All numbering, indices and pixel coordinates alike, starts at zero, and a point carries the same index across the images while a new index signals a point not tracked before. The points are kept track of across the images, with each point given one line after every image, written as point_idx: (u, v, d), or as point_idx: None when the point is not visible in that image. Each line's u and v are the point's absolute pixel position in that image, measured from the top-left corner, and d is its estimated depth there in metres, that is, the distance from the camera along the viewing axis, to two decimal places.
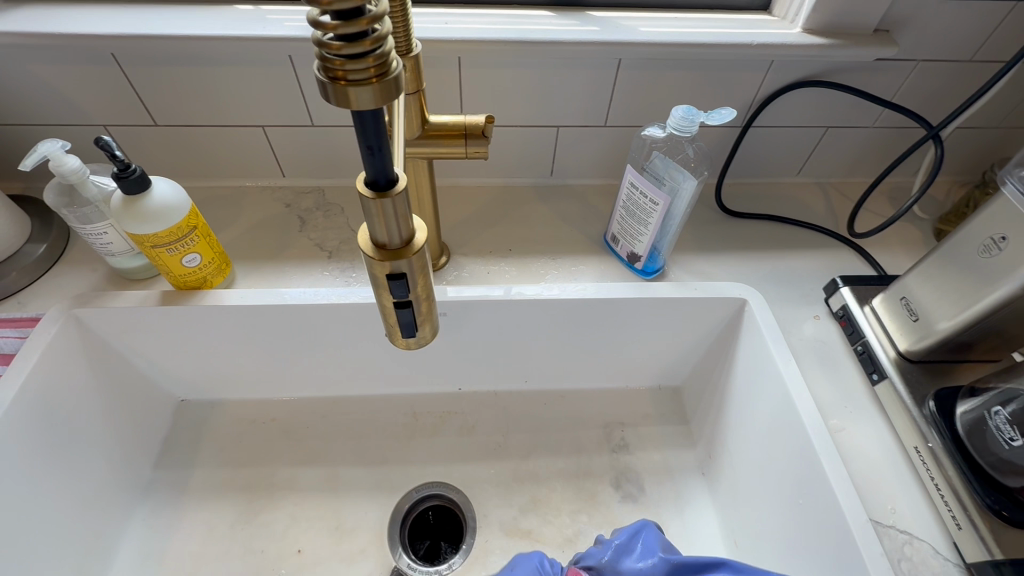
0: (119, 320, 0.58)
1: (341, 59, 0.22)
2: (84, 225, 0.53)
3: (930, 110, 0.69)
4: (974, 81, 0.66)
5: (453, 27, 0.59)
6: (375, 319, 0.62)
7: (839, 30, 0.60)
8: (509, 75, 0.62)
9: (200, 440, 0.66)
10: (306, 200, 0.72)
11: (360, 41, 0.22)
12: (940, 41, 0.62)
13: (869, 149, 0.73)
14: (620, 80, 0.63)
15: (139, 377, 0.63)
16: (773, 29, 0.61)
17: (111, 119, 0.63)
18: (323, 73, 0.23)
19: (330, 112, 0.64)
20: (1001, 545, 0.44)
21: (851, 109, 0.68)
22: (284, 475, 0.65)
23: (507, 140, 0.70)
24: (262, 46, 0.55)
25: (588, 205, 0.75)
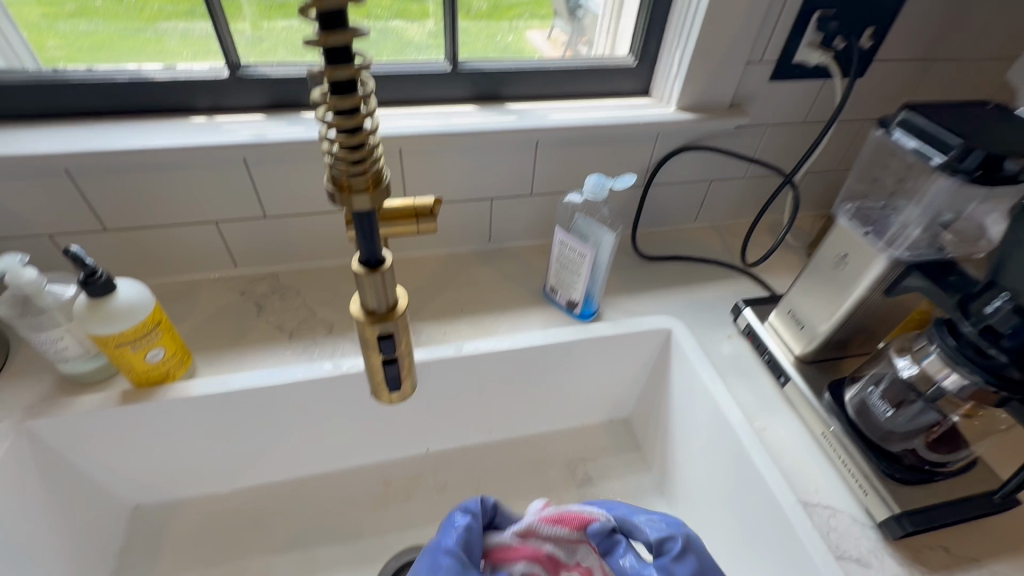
0: (73, 424, 0.57)
1: (347, 174, 0.31)
2: (39, 332, 0.54)
3: (785, 161, 0.87)
4: (810, 137, 0.84)
5: (393, 124, 0.68)
6: (342, 389, 0.65)
7: (705, 107, 0.76)
8: (445, 159, 0.71)
9: (161, 545, 0.63)
10: (260, 286, 0.75)
11: (361, 162, 0.31)
12: (779, 110, 0.80)
13: (747, 195, 0.89)
14: (540, 157, 0.74)
15: (92, 486, 0.61)
16: (655, 110, 0.76)
17: (59, 228, 0.64)
18: (333, 185, 0.32)
19: (282, 203, 0.70)
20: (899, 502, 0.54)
21: (725, 166, 0.84)
22: (256, 567, 0.63)
23: (448, 214, 0.78)
24: (220, 152, 0.61)
25: (526, 264, 0.83)
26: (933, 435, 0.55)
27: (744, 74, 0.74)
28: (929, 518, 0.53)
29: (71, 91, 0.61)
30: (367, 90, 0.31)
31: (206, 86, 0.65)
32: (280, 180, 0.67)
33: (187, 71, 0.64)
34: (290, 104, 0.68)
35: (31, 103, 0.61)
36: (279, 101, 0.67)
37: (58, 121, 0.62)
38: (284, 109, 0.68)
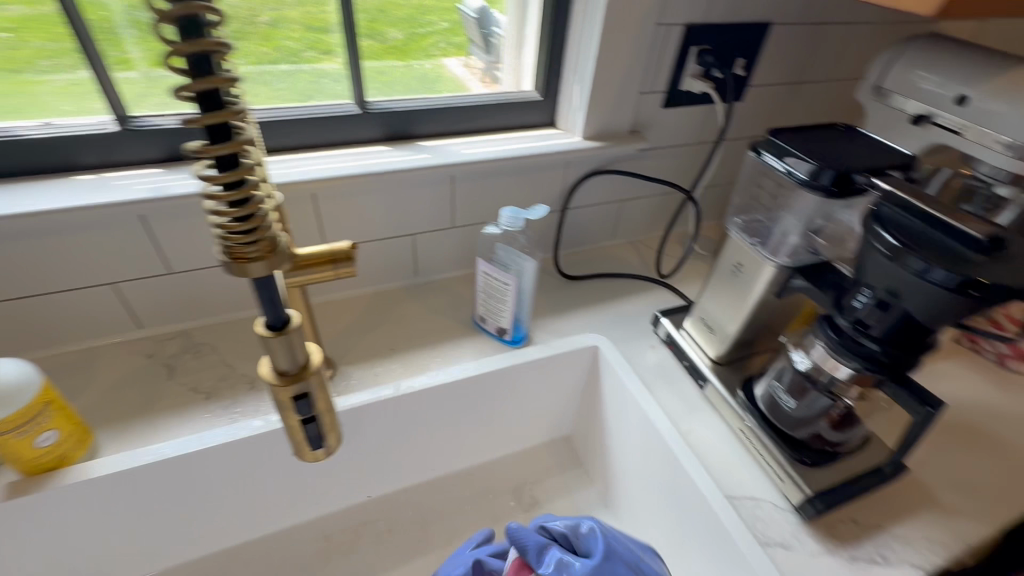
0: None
1: (240, 243, 0.34)
2: None
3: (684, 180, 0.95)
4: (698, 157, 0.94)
5: (300, 169, 0.67)
6: (269, 444, 0.63)
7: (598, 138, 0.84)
8: (359, 202, 0.72)
9: None
10: (176, 346, 0.73)
11: (252, 229, 0.34)
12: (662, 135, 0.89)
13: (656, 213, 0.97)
14: (455, 191, 0.76)
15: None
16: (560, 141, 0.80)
17: None
18: (226, 255, 0.35)
19: (190, 257, 0.68)
20: None
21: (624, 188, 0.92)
22: None
23: (371, 254, 0.78)
24: (111, 212, 0.59)
25: (457, 296, 0.85)
26: (833, 417, 0.66)
27: (617, 99, 0.83)
28: None
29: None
30: (253, 163, 0.34)
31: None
32: (188, 238, 0.67)
33: (75, 133, 0.63)
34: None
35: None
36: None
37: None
38: (183, 162, 0.67)
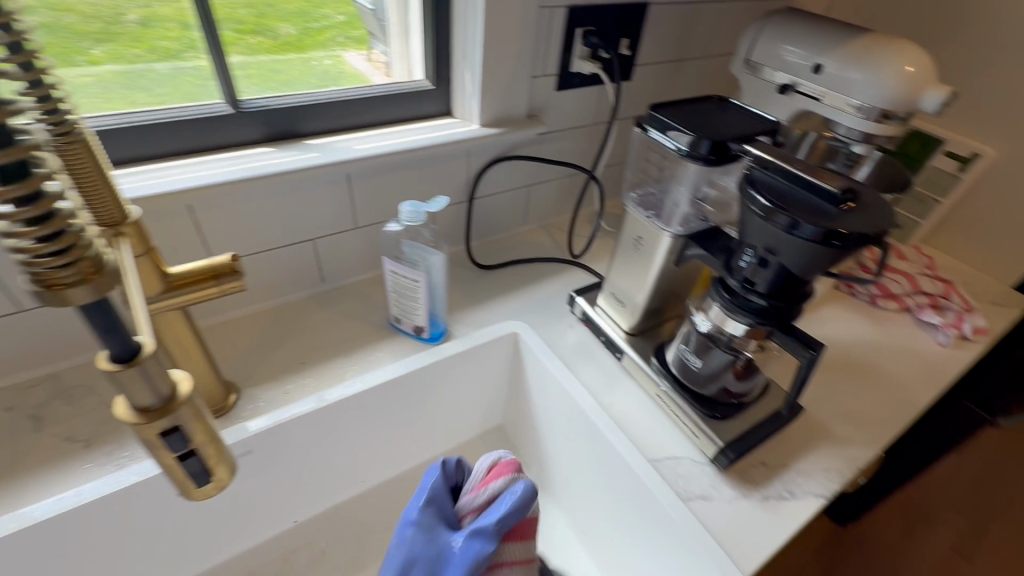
0: (246, 446, 0.59)
1: None
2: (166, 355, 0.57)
3: None
4: None
5: (452, 130, 0.75)
6: (465, 366, 0.72)
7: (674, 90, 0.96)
8: (500, 155, 0.82)
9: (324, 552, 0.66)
10: (337, 298, 0.78)
11: None
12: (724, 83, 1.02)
13: None
14: (564, 142, 0.87)
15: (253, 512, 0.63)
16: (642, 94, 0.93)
17: None
18: None
19: (366, 213, 0.75)
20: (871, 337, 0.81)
21: None
22: None
23: (493, 203, 0.88)
24: (311, 173, 0.64)
25: (559, 237, 0.96)
26: (884, 290, 0.89)
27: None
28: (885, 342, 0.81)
29: (153, 135, 0.61)
30: None
31: (285, 114, 0.67)
32: (358, 195, 0.72)
33: (260, 103, 0.66)
34: (360, 122, 0.72)
35: (112, 153, 0.59)
36: (351, 120, 0.72)
37: (140, 165, 0.61)
38: (354, 126, 0.72)
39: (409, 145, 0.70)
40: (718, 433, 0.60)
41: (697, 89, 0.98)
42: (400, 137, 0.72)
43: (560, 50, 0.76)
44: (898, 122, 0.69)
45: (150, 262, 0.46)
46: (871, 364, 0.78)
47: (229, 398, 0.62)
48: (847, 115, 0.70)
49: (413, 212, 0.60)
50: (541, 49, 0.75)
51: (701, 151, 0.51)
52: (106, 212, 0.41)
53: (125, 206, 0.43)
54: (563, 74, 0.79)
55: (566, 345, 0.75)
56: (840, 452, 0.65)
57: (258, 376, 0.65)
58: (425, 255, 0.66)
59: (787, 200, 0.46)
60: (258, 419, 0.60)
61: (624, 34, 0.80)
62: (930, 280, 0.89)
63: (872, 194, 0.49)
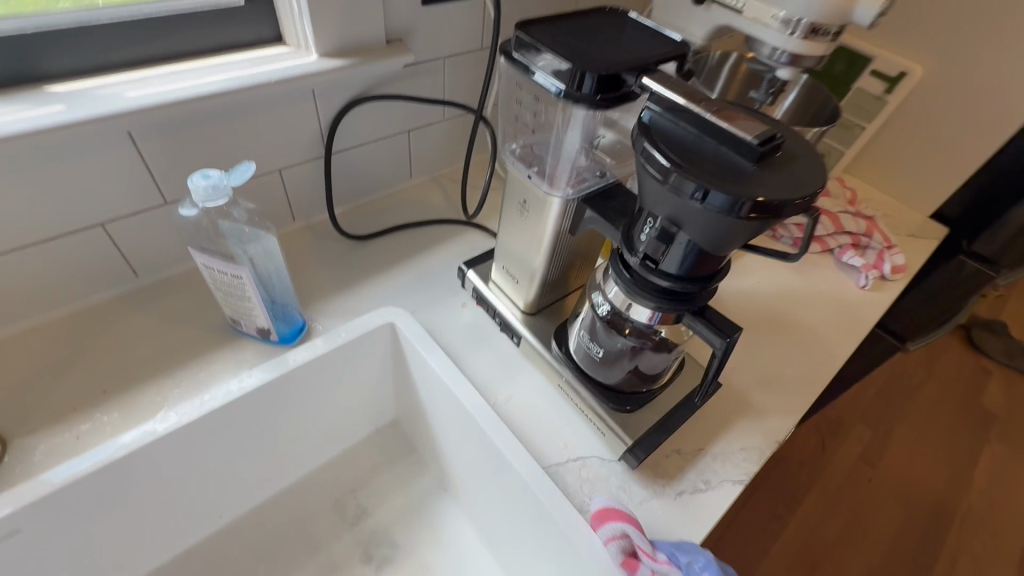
0: (12, 525, 0.43)
1: None
2: None
3: None
4: None
5: (278, 63, 0.56)
6: (330, 370, 0.59)
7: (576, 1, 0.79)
8: (358, 95, 0.64)
9: None
10: (159, 297, 0.61)
11: None
12: None
13: None
14: (442, 74, 0.70)
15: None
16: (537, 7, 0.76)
17: None
18: None
19: (175, 183, 0.56)
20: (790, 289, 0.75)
21: None
22: None
23: (359, 157, 0.71)
24: (59, 135, 0.45)
25: (451, 192, 0.81)
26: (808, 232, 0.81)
27: None
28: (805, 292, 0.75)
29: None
30: None
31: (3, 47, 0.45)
32: (151, 160, 0.53)
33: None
34: (141, 56, 0.52)
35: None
36: (125, 53, 0.51)
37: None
38: (129, 64, 0.52)
39: (213, 87, 0.51)
40: (625, 429, 0.52)
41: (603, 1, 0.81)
42: (202, 75, 0.52)
43: None
44: (829, 39, 0.57)
45: None
46: (791, 317, 0.72)
47: None
48: (770, 30, 0.57)
49: (209, 187, 0.43)
50: None
51: (586, 90, 0.37)
52: None
53: None
54: None
55: (455, 330, 0.63)
56: (760, 425, 0.59)
57: (40, 420, 0.49)
58: (253, 239, 0.50)
59: (692, 157, 0.34)
60: (57, 469, 0.46)
61: None
62: (853, 219, 0.83)
63: (799, 136, 0.38)
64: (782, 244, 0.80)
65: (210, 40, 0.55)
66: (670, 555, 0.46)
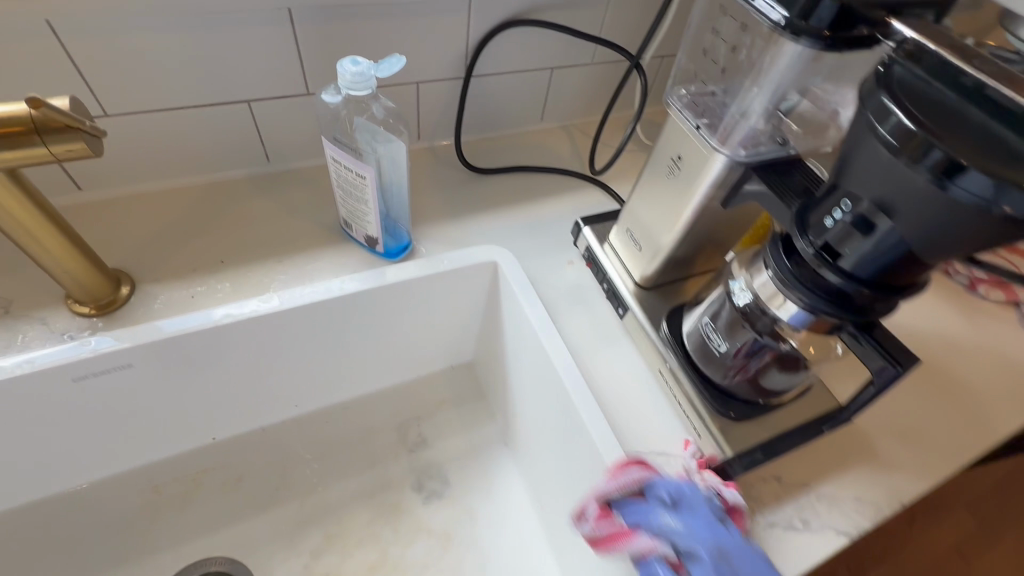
0: (125, 359, 0.46)
1: None
2: None
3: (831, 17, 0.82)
4: None
5: None
6: (424, 295, 0.57)
7: None
8: (512, 17, 0.60)
9: (243, 476, 0.58)
10: (284, 186, 0.62)
11: None
12: None
13: None
14: (604, 9, 0.64)
15: (159, 423, 0.54)
16: None
17: None
18: None
19: (323, 75, 0.56)
20: (953, 334, 0.62)
21: None
22: (348, 490, 0.59)
23: (497, 87, 0.67)
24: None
25: (578, 143, 0.75)
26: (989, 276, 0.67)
27: None
28: (973, 344, 0.62)
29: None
30: None
31: None
32: (304, 47, 0.53)
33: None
34: None
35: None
36: None
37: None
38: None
39: None
40: (727, 438, 0.46)
41: None
42: None
43: None
44: None
45: None
46: (950, 367, 0.60)
47: (120, 291, 0.49)
48: None
49: (358, 74, 0.42)
50: None
51: (814, 22, 0.31)
52: None
53: None
54: None
55: (558, 285, 0.59)
56: (883, 479, 0.50)
57: (166, 271, 0.53)
58: (384, 141, 0.48)
59: (947, 122, 0.27)
60: (170, 319, 0.48)
61: None
62: None
63: None
64: (955, 282, 0.66)
65: None
66: (671, 497, 0.40)
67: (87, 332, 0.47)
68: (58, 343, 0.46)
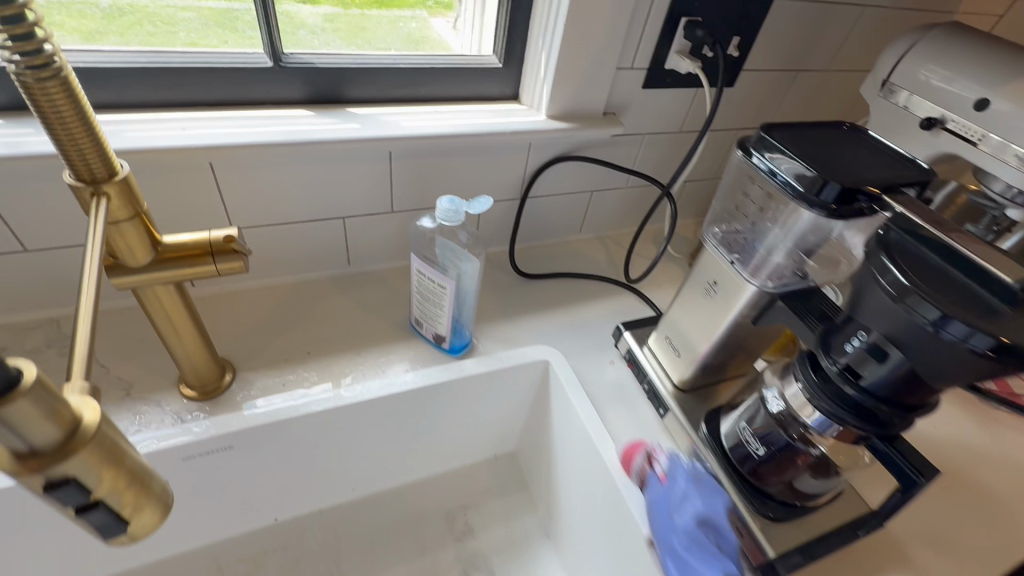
0: (227, 441, 0.52)
1: None
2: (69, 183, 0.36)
3: None
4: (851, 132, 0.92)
5: (507, 119, 0.65)
6: (483, 389, 0.63)
7: (779, 105, 0.81)
8: (564, 154, 0.71)
9: (302, 560, 0.61)
10: (360, 286, 0.71)
11: None
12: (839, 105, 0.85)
13: None
14: (638, 148, 0.76)
15: (235, 502, 0.58)
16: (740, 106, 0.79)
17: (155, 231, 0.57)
18: None
19: (406, 198, 0.67)
20: (973, 443, 0.66)
21: None
22: None
23: (545, 206, 0.78)
24: (348, 147, 0.57)
25: (612, 252, 0.85)
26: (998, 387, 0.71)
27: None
28: (993, 453, 0.66)
29: (181, 77, 0.53)
30: None
31: (330, 75, 0.59)
32: (395, 177, 0.64)
33: (303, 59, 0.58)
34: (414, 96, 0.64)
35: (133, 89, 0.53)
36: (403, 92, 0.63)
37: (163, 110, 0.54)
38: (404, 99, 0.64)
39: (460, 130, 0.61)
40: (769, 539, 0.50)
41: (805, 108, 0.83)
42: (455, 118, 0.63)
43: (659, 40, 0.65)
44: None
45: (133, 227, 0.40)
46: (973, 476, 0.63)
47: (224, 378, 0.56)
48: (1007, 167, 0.55)
49: (450, 209, 0.52)
50: (635, 34, 0.63)
51: (823, 197, 0.40)
52: (86, 165, 0.35)
53: (113, 162, 0.37)
54: (654, 70, 0.67)
55: (602, 384, 0.65)
56: None
57: (261, 361, 0.60)
58: (460, 260, 0.57)
59: (934, 281, 0.35)
60: (266, 406, 0.55)
61: (737, 29, 0.67)
62: None
63: None
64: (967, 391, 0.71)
65: (464, 92, 0.66)
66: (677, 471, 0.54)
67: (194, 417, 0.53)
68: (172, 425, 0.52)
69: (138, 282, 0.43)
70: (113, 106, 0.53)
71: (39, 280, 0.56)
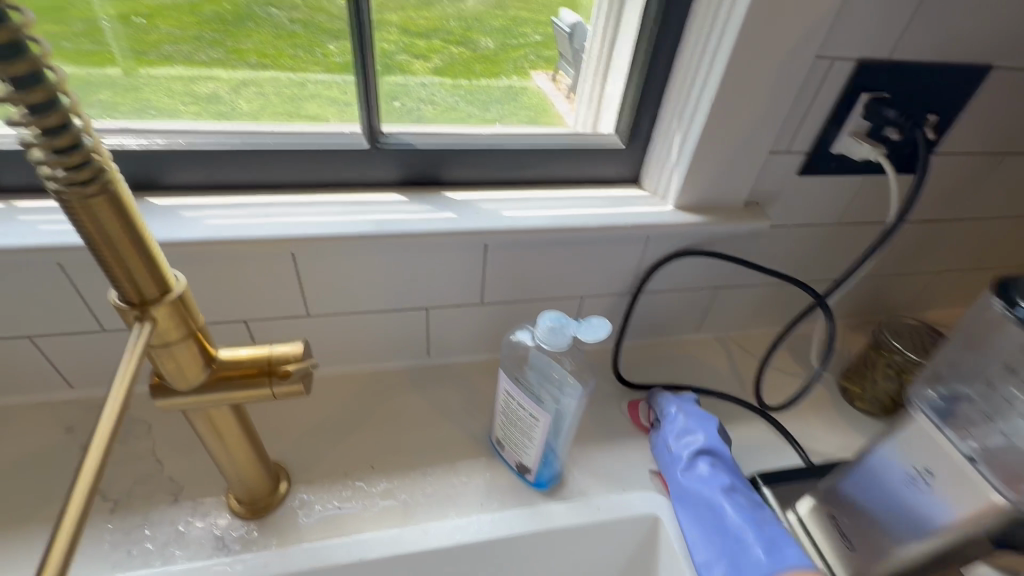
0: None
1: None
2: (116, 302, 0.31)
3: None
4: None
5: (625, 208, 0.54)
6: (572, 542, 0.49)
7: (975, 195, 0.63)
8: (689, 248, 0.59)
9: None
10: (439, 383, 0.62)
11: None
12: None
13: (980, 286, 0.75)
14: (782, 242, 0.62)
15: None
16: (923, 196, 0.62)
17: (230, 315, 0.52)
18: None
19: (498, 291, 0.58)
20: None
21: (970, 254, 0.70)
22: None
23: (659, 304, 0.65)
24: (438, 238, 0.49)
25: (737, 361, 0.70)
26: None
27: None
28: None
29: (276, 158, 0.49)
30: None
31: (429, 156, 0.52)
32: (487, 270, 0.55)
33: (404, 139, 0.52)
34: (519, 177, 0.56)
35: (226, 170, 0.49)
36: (507, 173, 0.55)
37: (253, 192, 0.50)
38: (507, 182, 0.56)
39: (568, 221, 0.51)
40: None
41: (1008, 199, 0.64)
42: (564, 207, 0.54)
43: (827, 121, 0.52)
44: None
45: (185, 351, 0.33)
46: None
47: (276, 492, 0.49)
48: None
49: (554, 328, 0.42)
50: (797, 114, 0.51)
51: None
52: (135, 287, 0.30)
53: (165, 275, 0.31)
54: (817, 155, 0.54)
55: None
56: None
57: (320, 472, 0.52)
58: (559, 386, 0.46)
59: None
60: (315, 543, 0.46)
61: (935, 108, 0.52)
62: None
63: None
64: None
65: (577, 175, 0.57)
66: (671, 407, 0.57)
67: (240, 544, 0.46)
68: (217, 555, 0.45)
69: (186, 404, 0.36)
70: (207, 187, 0.50)
71: (114, 360, 0.53)
